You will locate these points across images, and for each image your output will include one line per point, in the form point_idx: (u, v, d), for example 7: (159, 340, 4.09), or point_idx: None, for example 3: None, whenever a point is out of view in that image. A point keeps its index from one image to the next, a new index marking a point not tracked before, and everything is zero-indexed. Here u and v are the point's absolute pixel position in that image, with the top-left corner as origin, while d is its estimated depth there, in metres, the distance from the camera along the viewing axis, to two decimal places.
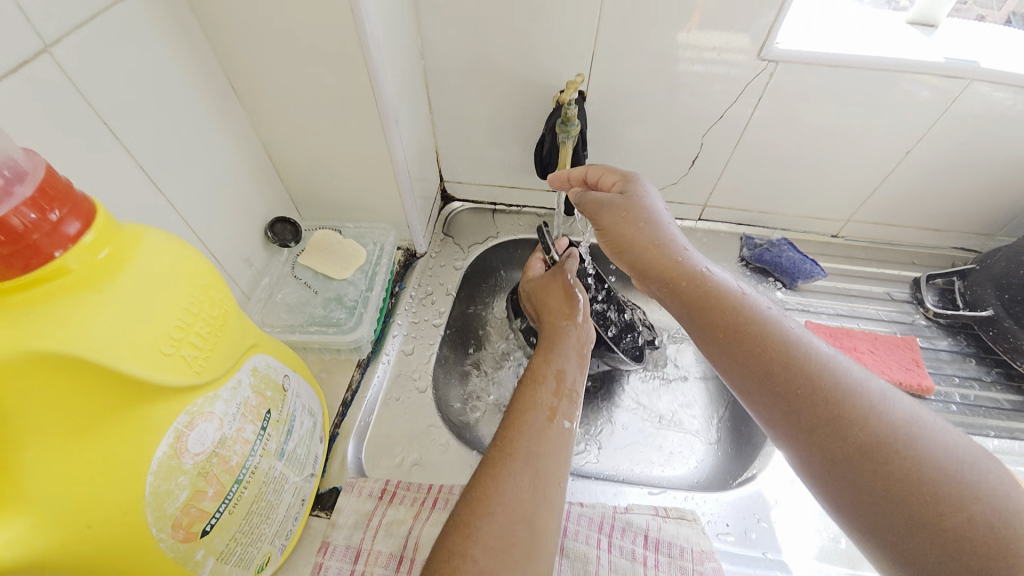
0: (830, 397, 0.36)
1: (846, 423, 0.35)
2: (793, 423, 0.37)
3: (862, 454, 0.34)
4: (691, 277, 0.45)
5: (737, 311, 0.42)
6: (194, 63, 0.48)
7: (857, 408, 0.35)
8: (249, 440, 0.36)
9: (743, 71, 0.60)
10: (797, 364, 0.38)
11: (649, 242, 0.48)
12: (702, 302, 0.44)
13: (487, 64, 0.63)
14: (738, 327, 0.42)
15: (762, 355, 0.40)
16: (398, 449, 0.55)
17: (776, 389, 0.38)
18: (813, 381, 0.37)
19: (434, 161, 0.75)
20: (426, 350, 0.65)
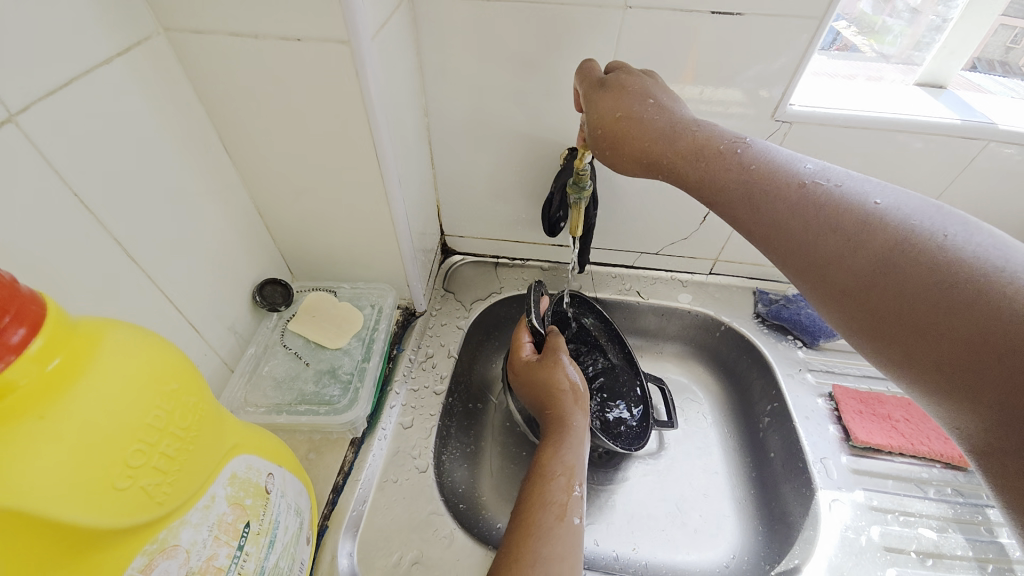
0: (896, 267, 0.31)
1: (867, 266, 0.32)
2: (863, 316, 0.33)
3: (939, 324, 0.29)
4: (718, 174, 0.40)
5: (781, 201, 0.37)
6: (182, 125, 0.44)
7: (916, 260, 0.30)
8: (223, 568, 0.30)
9: (756, 129, 0.59)
10: (847, 239, 0.33)
11: (667, 152, 0.42)
12: (736, 194, 0.39)
13: (492, 121, 0.61)
14: (780, 218, 0.37)
15: (814, 239, 0.35)
16: (392, 545, 0.49)
17: (830, 270, 0.34)
18: (866, 253, 0.32)
19: (436, 216, 0.72)
20: (427, 422, 0.59)
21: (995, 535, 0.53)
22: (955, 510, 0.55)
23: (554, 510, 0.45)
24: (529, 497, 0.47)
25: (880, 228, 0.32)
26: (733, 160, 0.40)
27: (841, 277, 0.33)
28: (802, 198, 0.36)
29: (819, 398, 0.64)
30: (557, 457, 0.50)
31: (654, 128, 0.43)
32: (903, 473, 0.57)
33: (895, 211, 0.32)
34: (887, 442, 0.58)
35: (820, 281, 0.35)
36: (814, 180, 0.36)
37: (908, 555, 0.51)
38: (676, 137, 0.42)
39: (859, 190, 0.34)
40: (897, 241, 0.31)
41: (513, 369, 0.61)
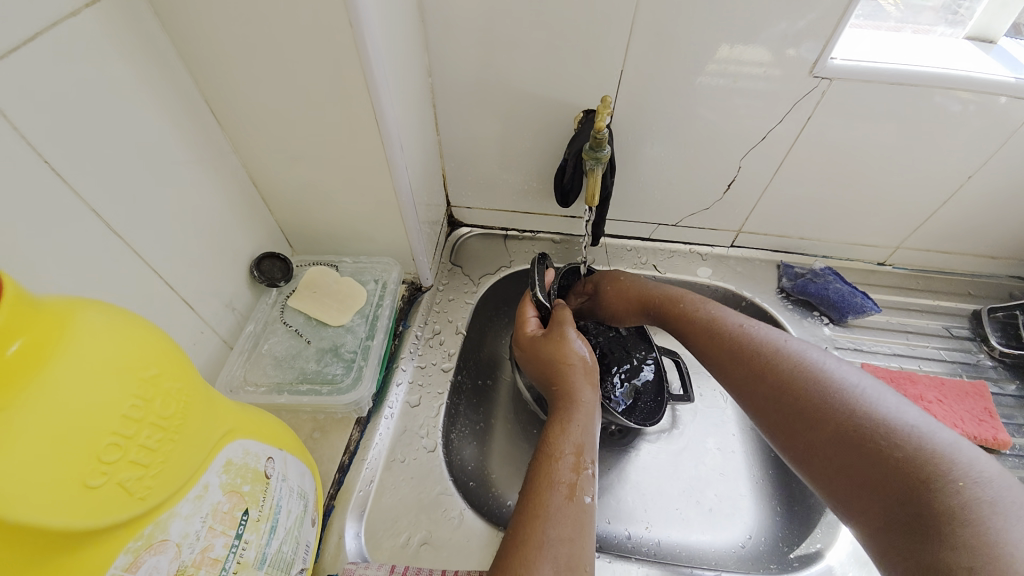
0: (877, 464, 0.36)
1: (829, 431, 0.40)
2: (813, 451, 0.40)
3: (862, 491, 0.37)
4: (705, 318, 0.53)
5: (748, 370, 0.47)
6: (162, 85, 0.41)
7: (873, 446, 0.37)
8: (219, 558, 0.29)
9: (791, 88, 0.53)
10: (821, 414, 0.41)
11: (672, 308, 0.56)
12: (698, 330, 0.53)
13: (500, 81, 0.56)
14: (744, 368, 0.47)
15: (788, 403, 0.43)
16: (400, 526, 0.47)
17: (810, 442, 0.41)
18: (838, 440, 0.39)
19: (441, 185, 0.69)
20: (435, 400, 0.57)
21: None
22: None
23: (564, 490, 0.43)
24: (537, 475, 0.45)
25: (861, 412, 0.39)
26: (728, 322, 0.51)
27: (820, 458, 0.40)
28: (767, 354, 0.46)
29: None
30: (565, 434, 0.48)
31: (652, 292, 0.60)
32: None
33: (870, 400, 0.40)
34: None
35: (756, 371, 0.46)
36: (791, 341, 0.47)
37: None
38: (677, 302, 0.57)
39: (835, 363, 0.44)
40: (872, 430, 0.38)
41: (519, 344, 0.58)
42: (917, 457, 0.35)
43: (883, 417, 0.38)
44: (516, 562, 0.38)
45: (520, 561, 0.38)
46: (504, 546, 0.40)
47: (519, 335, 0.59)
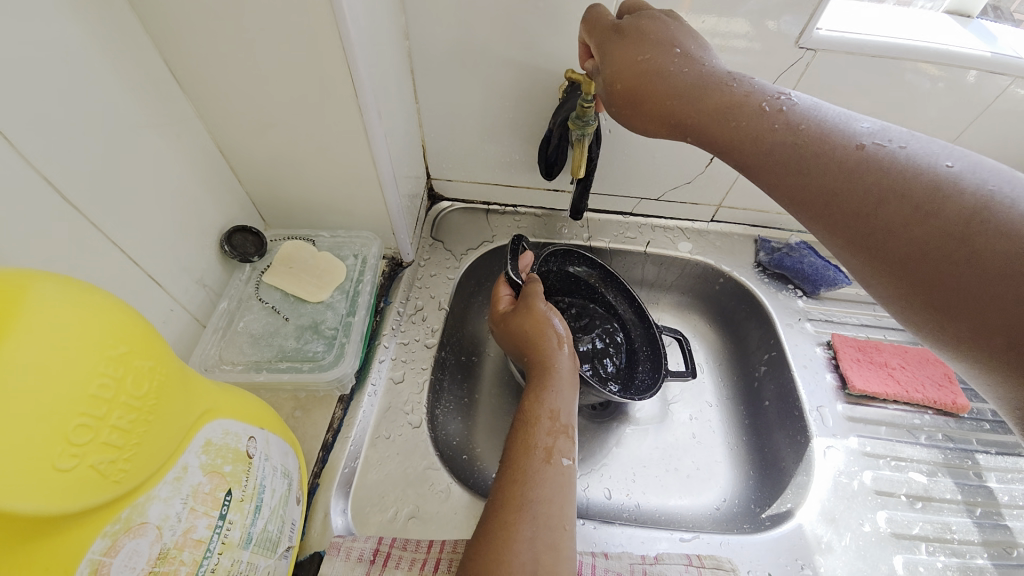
0: (995, 245, 0.27)
1: (957, 231, 0.28)
2: (942, 313, 0.29)
3: (1000, 286, 0.26)
4: (756, 131, 0.36)
5: (836, 171, 0.32)
6: (115, 39, 0.37)
7: (959, 216, 0.28)
8: (204, 539, 0.28)
9: (776, 60, 0.53)
10: (895, 207, 0.30)
11: (697, 104, 0.38)
12: (802, 186, 0.34)
13: (482, 46, 0.54)
14: (779, 154, 0.35)
15: (895, 206, 0.30)
16: (388, 501, 0.47)
17: (916, 294, 0.30)
18: (939, 224, 0.29)
19: (421, 157, 0.66)
20: (418, 376, 0.57)
21: (983, 479, 0.54)
22: (945, 454, 0.55)
23: (542, 456, 0.44)
24: (517, 443, 0.45)
25: (946, 191, 0.29)
26: (776, 120, 0.36)
27: (916, 286, 0.30)
28: (840, 162, 0.32)
29: (817, 346, 0.63)
30: (539, 402, 0.48)
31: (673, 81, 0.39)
32: (897, 419, 0.57)
33: (926, 157, 0.31)
34: (884, 390, 0.57)
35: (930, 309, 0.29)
36: (865, 138, 0.33)
37: (898, 497, 0.51)
38: (707, 87, 0.38)
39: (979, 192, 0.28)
40: (958, 214, 0.28)
41: (494, 319, 0.58)
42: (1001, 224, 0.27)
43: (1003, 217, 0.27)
44: (499, 526, 0.39)
45: (504, 525, 0.39)
46: (489, 512, 0.40)
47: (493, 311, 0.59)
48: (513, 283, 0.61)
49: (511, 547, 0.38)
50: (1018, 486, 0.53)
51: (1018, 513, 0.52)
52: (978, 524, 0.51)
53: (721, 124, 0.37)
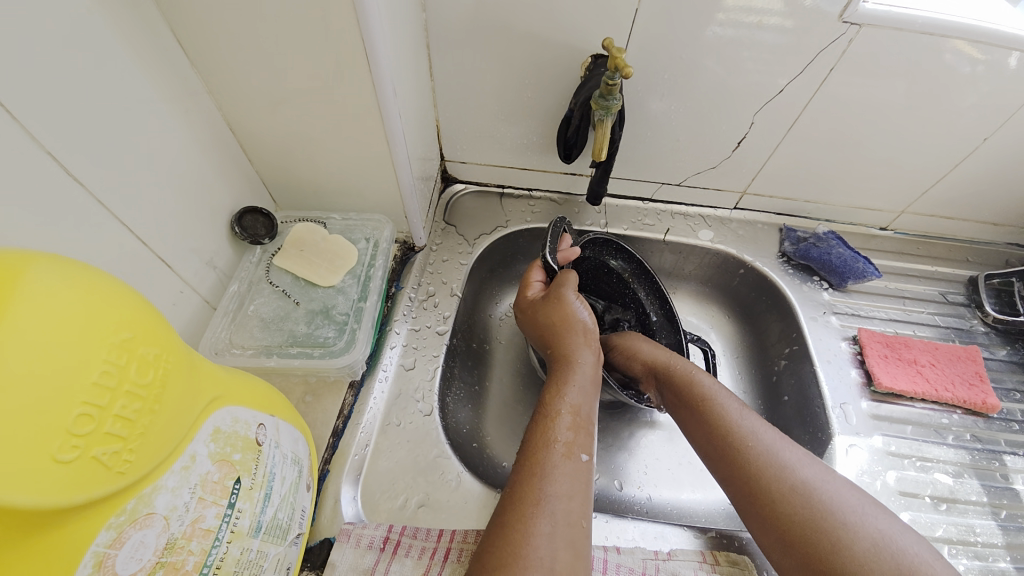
0: (806, 515, 0.37)
1: (784, 487, 0.39)
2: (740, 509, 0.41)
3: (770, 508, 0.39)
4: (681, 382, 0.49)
5: (722, 414, 0.45)
6: (120, 6, 0.35)
7: (800, 501, 0.38)
8: (212, 529, 0.27)
9: (816, 36, 0.49)
10: (754, 455, 0.41)
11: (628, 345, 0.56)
12: (754, 489, 0.40)
13: (501, 20, 0.51)
14: (692, 406, 0.47)
15: (773, 500, 0.39)
16: (399, 489, 0.47)
17: (735, 495, 0.42)
18: (778, 475, 0.40)
19: (435, 137, 0.64)
20: (430, 364, 0.56)
21: (1010, 481, 0.52)
22: (973, 456, 0.53)
23: (561, 453, 0.42)
24: (534, 438, 0.44)
25: (782, 455, 0.41)
26: (700, 394, 0.47)
27: (741, 500, 0.41)
28: (715, 401, 0.46)
29: (843, 341, 0.60)
30: (558, 396, 0.47)
31: (695, 385, 0.48)
32: (923, 419, 0.55)
33: (788, 450, 0.41)
34: (912, 388, 0.55)
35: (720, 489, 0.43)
36: (754, 420, 0.44)
37: (922, 499, 0.49)
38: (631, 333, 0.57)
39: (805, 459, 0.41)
40: (777, 462, 0.40)
41: (522, 306, 0.57)
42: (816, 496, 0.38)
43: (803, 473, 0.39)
44: (515, 519, 0.38)
45: (521, 520, 0.38)
46: (505, 506, 0.39)
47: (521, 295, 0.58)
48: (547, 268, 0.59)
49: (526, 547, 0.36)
50: None
51: None
52: (1004, 528, 0.50)
53: (728, 433, 0.43)
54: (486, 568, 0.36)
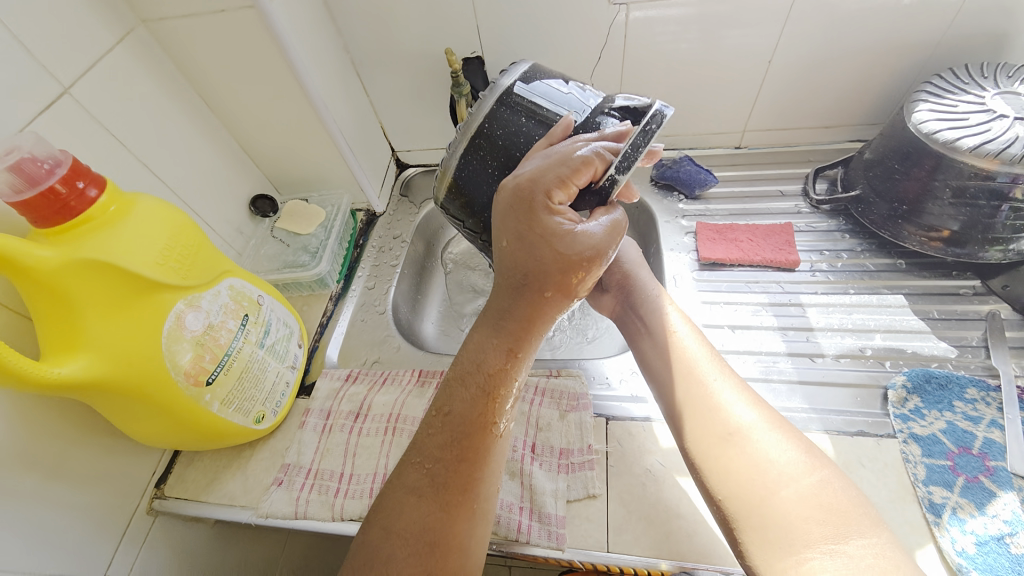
0: (761, 478, 0.46)
1: (750, 458, 0.47)
2: (708, 464, 0.49)
3: (736, 471, 0.47)
4: (678, 361, 0.56)
5: (712, 398, 0.52)
6: (172, 85, 0.65)
7: (764, 470, 0.46)
8: (233, 330, 0.55)
9: (601, 14, 0.70)
10: (731, 431, 0.49)
11: None
12: (728, 452, 0.48)
13: (398, 46, 0.78)
14: (686, 384, 0.54)
15: (739, 465, 0.47)
16: (360, 354, 0.73)
17: (707, 451, 0.49)
18: (746, 448, 0.48)
19: (382, 135, 0.91)
20: (385, 283, 0.82)
21: (803, 311, 0.67)
22: (774, 297, 0.69)
23: (483, 427, 0.46)
24: (465, 408, 0.46)
25: (754, 431, 0.49)
26: (697, 379, 0.54)
27: (715, 458, 0.49)
28: (706, 385, 0.53)
29: (686, 235, 0.79)
30: (476, 362, 0.46)
31: (688, 365, 0.55)
32: (736, 276, 0.72)
33: (763, 429, 0.49)
34: (727, 256, 0.73)
35: (694, 445, 0.51)
36: (737, 403, 0.51)
37: (722, 328, 0.67)
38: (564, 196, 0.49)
39: (778, 440, 0.48)
40: (748, 439, 0.48)
41: (521, 217, 0.43)
42: (778, 467, 0.46)
43: (767, 446, 0.48)
44: (406, 484, 0.45)
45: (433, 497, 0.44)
46: (423, 482, 0.45)
47: (531, 187, 0.42)
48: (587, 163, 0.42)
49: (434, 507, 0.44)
50: (835, 315, 0.66)
51: (832, 333, 0.64)
52: (790, 342, 0.64)
53: (712, 411, 0.51)
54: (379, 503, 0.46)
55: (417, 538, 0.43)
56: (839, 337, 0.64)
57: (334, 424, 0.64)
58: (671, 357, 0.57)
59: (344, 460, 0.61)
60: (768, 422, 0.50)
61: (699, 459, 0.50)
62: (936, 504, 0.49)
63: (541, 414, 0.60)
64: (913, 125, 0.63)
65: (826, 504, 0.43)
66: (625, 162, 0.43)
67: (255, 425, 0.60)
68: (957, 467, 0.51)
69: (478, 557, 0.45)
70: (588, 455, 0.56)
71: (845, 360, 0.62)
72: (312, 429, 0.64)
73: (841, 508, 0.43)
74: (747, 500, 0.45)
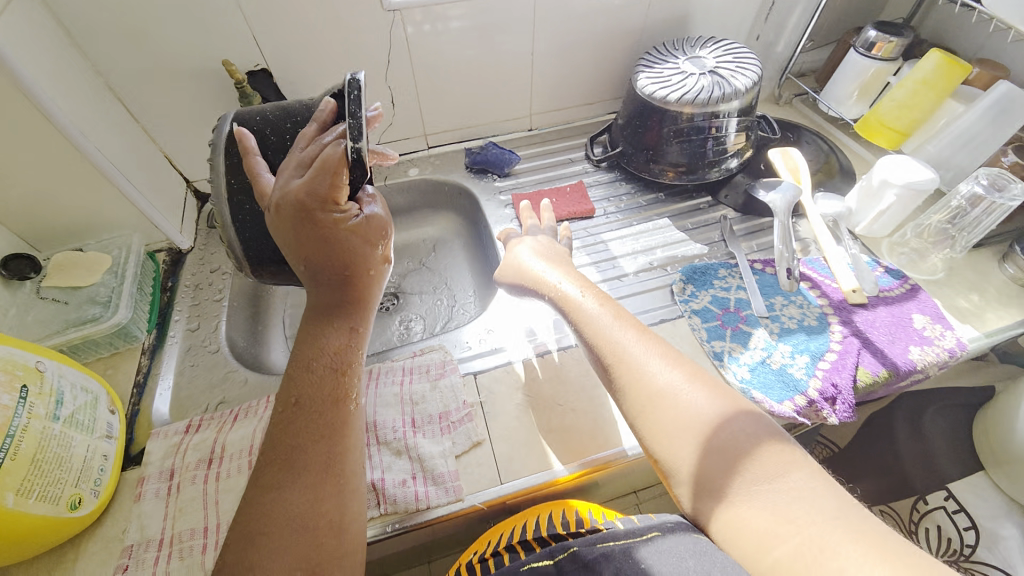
0: (700, 441, 0.44)
1: (688, 424, 0.45)
2: (648, 434, 0.48)
3: (677, 439, 0.45)
4: (603, 344, 0.53)
5: (643, 373, 0.50)
6: None
7: (703, 434, 0.45)
8: (8, 405, 0.45)
9: (379, 19, 0.75)
10: (663, 400, 0.48)
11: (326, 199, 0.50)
12: (667, 424, 0.46)
13: (164, 64, 0.71)
14: (615, 365, 0.52)
15: (676, 433, 0.46)
16: (199, 400, 0.65)
17: (647, 426, 0.48)
18: (683, 415, 0.46)
19: (168, 165, 0.82)
20: (212, 321, 0.74)
21: (607, 245, 0.82)
22: (584, 240, 0.83)
23: (341, 404, 0.45)
24: (319, 402, 0.44)
25: (689, 398, 0.47)
26: (626, 358, 0.51)
27: (654, 431, 0.47)
28: (634, 362, 0.51)
29: (506, 208, 0.89)
30: (319, 347, 0.46)
31: (615, 346, 0.53)
32: (553, 231, 0.85)
33: (697, 393, 0.47)
34: (542, 217, 0.85)
35: (636, 423, 0.49)
36: (667, 372, 0.49)
37: None
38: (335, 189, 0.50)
39: (714, 401, 0.46)
40: (683, 406, 0.46)
41: (318, 227, 0.46)
42: (716, 427, 0.44)
43: (706, 410, 0.46)
44: (279, 491, 0.41)
45: (294, 505, 0.40)
46: (286, 476, 0.41)
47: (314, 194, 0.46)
48: (345, 156, 0.45)
49: (296, 519, 0.40)
50: (629, 242, 0.82)
51: (631, 256, 0.80)
52: (603, 271, 0.78)
53: (646, 387, 0.49)
54: (247, 523, 0.39)
55: (287, 540, 0.39)
56: (636, 257, 0.80)
57: (182, 480, 0.56)
58: (597, 344, 0.54)
59: (205, 513, 0.53)
60: (697, 384, 0.48)
61: (643, 436, 0.48)
62: (718, 352, 0.67)
63: (413, 391, 0.62)
64: (638, 93, 0.82)
65: (759, 453, 0.42)
66: (353, 132, 0.45)
67: (70, 513, 0.49)
68: (724, 323, 0.70)
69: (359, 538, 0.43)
70: (464, 411, 0.60)
71: (643, 273, 0.78)
72: (153, 497, 0.54)
73: (780, 455, 0.42)
74: (683, 462, 0.45)
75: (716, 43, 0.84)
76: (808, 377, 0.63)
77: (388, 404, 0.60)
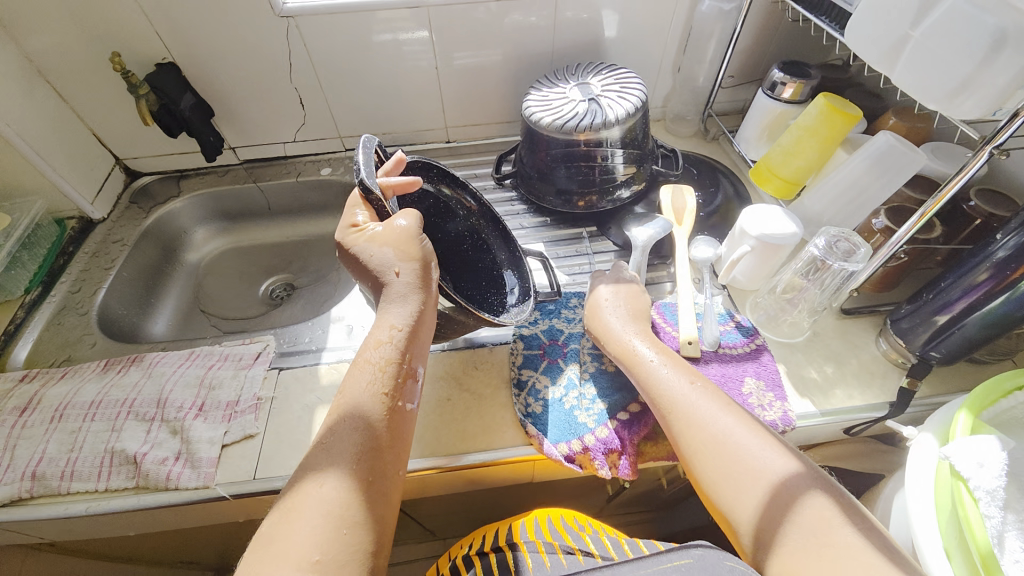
0: (809, 518, 0.44)
1: (787, 499, 0.45)
2: (733, 495, 0.48)
3: (780, 514, 0.45)
4: (687, 405, 0.53)
5: (740, 440, 0.49)
6: None
7: (811, 513, 0.44)
8: None
9: (274, 26, 0.80)
10: (748, 472, 0.48)
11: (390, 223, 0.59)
12: (763, 496, 0.46)
13: (82, 53, 0.80)
14: (701, 429, 0.51)
15: (775, 507, 0.45)
16: (50, 355, 0.72)
17: (737, 491, 0.47)
18: (781, 492, 0.46)
19: (96, 143, 0.91)
20: (93, 287, 0.81)
21: None
22: None
23: (392, 409, 0.51)
24: (359, 405, 0.50)
25: (785, 478, 0.46)
26: (712, 425, 0.51)
27: (745, 498, 0.47)
28: (722, 431, 0.50)
29: None
30: (382, 356, 0.52)
31: (696, 411, 0.52)
32: None
33: (797, 476, 0.47)
34: None
35: (722, 489, 0.48)
36: (764, 449, 0.49)
37: None
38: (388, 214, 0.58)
39: (811, 484, 0.46)
40: (778, 483, 0.46)
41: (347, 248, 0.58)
42: (819, 506, 0.44)
43: (801, 490, 0.45)
44: (326, 463, 0.47)
45: (343, 490, 0.45)
46: (339, 450, 0.47)
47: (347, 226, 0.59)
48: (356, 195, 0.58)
49: (320, 511, 0.44)
50: None
51: None
52: None
53: (738, 459, 0.48)
54: (287, 494, 0.46)
55: (311, 521, 0.43)
56: None
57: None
58: (678, 408, 0.53)
59: None
60: (793, 468, 0.47)
61: (733, 502, 0.47)
62: (522, 381, 0.65)
63: (216, 376, 0.65)
64: (524, 115, 0.81)
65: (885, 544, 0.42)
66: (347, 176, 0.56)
67: None
68: (544, 354, 0.67)
69: (387, 528, 0.47)
70: (251, 402, 0.63)
71: None
72: None
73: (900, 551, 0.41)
74: (763, 539, 0.45)
75: (610, 71, 0.82)
76: (595, 424, 0.60)
77: (188, 384, 0.64)
